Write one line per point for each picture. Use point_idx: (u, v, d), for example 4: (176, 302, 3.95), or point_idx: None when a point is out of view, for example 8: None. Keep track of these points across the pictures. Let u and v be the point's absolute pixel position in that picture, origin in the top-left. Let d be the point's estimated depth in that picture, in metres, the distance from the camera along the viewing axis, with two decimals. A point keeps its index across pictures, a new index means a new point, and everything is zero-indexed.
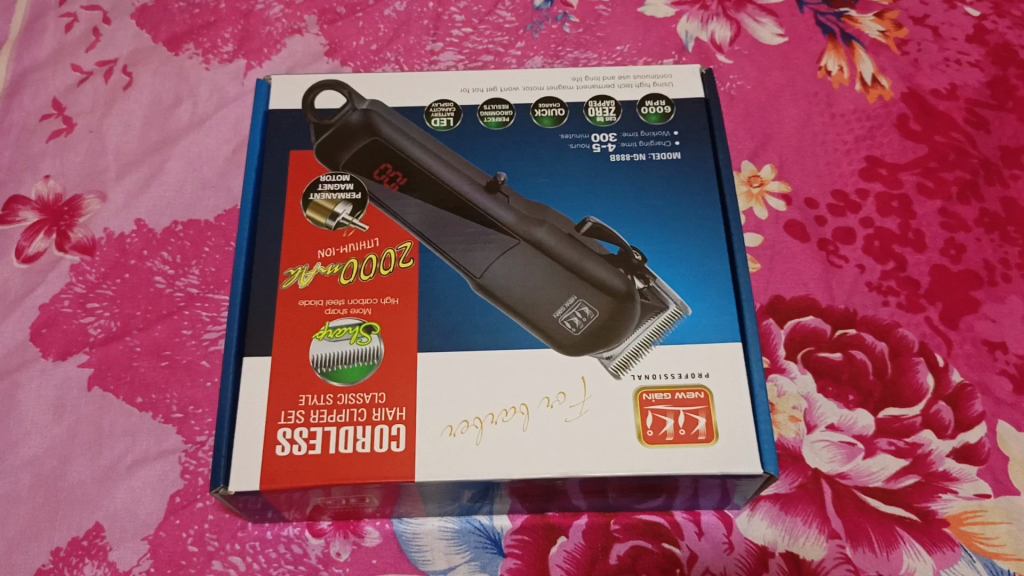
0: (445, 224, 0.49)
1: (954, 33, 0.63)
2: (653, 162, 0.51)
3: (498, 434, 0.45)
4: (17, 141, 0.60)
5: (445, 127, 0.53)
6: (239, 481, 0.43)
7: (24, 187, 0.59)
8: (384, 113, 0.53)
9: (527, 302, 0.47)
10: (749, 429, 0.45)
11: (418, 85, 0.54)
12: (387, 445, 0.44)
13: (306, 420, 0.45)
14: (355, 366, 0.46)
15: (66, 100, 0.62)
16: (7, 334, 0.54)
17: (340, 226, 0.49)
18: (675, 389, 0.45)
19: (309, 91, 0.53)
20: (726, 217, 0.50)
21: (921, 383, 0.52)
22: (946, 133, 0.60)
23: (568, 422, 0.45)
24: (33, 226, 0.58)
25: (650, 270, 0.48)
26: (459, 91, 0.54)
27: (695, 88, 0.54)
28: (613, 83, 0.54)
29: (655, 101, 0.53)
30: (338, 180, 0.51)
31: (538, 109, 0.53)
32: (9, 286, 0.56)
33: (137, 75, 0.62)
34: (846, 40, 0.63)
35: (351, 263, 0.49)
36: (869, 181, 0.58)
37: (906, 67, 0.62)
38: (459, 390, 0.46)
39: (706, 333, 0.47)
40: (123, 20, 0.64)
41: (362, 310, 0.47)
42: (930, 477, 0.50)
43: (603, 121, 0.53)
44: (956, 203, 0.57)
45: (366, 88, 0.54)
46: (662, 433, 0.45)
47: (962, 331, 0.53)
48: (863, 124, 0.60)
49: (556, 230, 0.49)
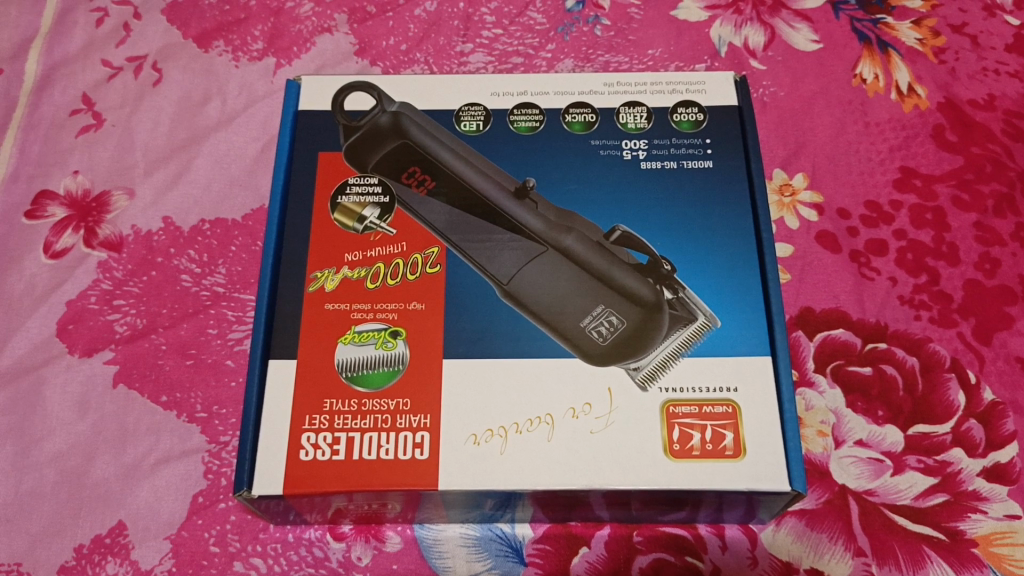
0: (473, 230, 0.49)
1: (993, 42, 0.62)
2: (684, 170, 0.51)
3: (522, 444, 0.44)
4: (46, 136, 0.61)
5: (475, 131, 0.52)
6: (263, 485, 0.43)
7: (53, 182, 0.59)
8: (414, 116, 0.53)
9: (554, 310, 0.47)
10: (777, 445, 0.44)
11: (448, 88, 0.54)
12: (411, 452, 0.44)
13: (329, 424, 0.45)
14: (380, 371, 0.46)
15: (95, 96, 0.62)
16: (34, 330, 0.54)
17: (367, 229, 0.49)
18: (702, 403, 0.45)
19: (338, 92, 0.53)
20: (757, 228, 0.49)
21: (952, 400, 0.51)
22: (983, 145, 0.59)
23: (593, 433, 0.45)
24: (61, 221, 0.58)
25: (679, 280, 0.48)
26: (490, 95, 0.53)
27: (729, 94, 0.53)
28: (645, 88, 0.53)
29: (687, 108, 0.53)
30: (365, 182, 0.50)
31: (568, 115, 0.53)
32: (37, 282, 0.56)
33: (166, 71, 0.62)
34: (882, 47, 0.62)
35: (378, 267, 0.48)
36: (903, 192, 0.57)
37: (943, 75, 0.61)
38: (484, 398, 0.45)
39: (735, 346, 0.46)
40: (153, 15, 0.64)
41: (387, 315, 0.47)
42: (959, 496, 0.49)
43: (634, 128, 0.52)
44: (992, 217, 0.56)
45: (396, 89, 0.54)
46: (688, 446, 0.44)
47: (995, 348, 0.53)
48: (898, 134, 0.59)
49: (585, 238, 0.48)
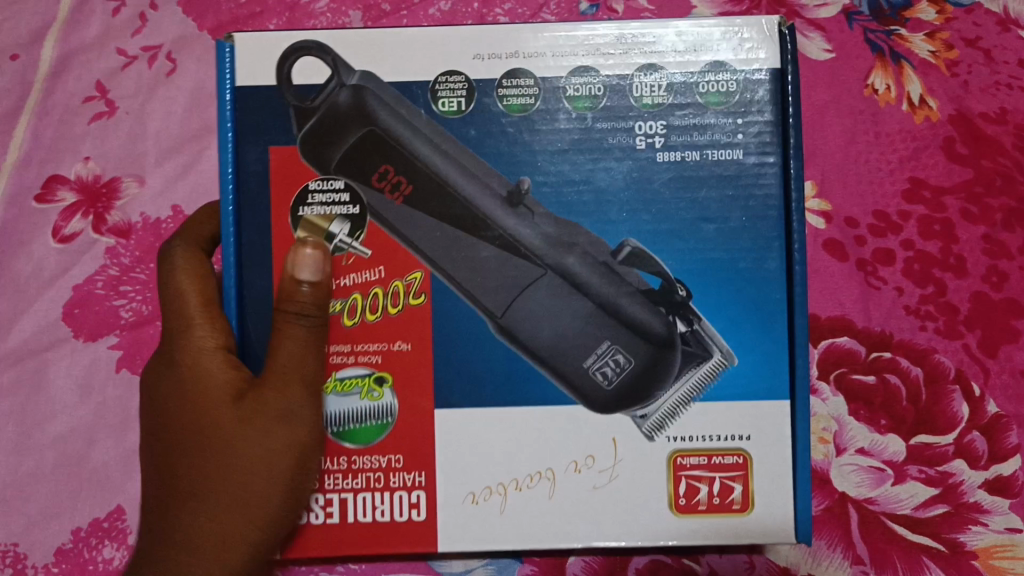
0: (460, 252, 0.45)
1: (1008, 56, 0.61)
2: (706, 162, 0.45)
3: (523, 500, 0.45)
4: (60, 121, 0.61)
5: (456, 112, 0.45)
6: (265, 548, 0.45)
7: (64, 167, 0.60)
8: (377, 88, 0.45)
9: (556, 351, 0.44)
10: (787, 501, 0.45)
11: (416, 48, 0.45)
12: (408, 512, 0.45)
13: (321, 487, 0.45)
14: (371, 425, 0.45)
15: (110, 84, 0.61)
16: (41, 312, 0.55)
17: (338, 250, 0.45)
18: (712, 453, 0.45)
19: (283, 59, 0.45)
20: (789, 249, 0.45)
21: (956, 411, 0.51)
22: (994, 158, 0.58)
23: (596, 489, 0.45)
24: (71, 206, 0.58)
25: (694, 307, 0.45)
26: (474, 57, 0.45)
27: (764, 54, 0.45)
28: (664, 47, 0.45)
29: (716, 73, 0.45)
30: (329, 185, 0.45)
31: (570, 88, 0.45)
32: (44, 265, 0.57)
33: (181, 63, 0.61)
34: (895, 59, 0.61)
35: (355, 299, 0.45)
36: (912, 204, 0.57)
37: (955, 88, 0.60)
38: (480, 459, 0.45)
39: (753, 388, 0.45)
40: (169, 5, 0.62)
41: (371, 359, 0.45)
42: (960, 508, 0.50)
43: (651, 104, 0.45)
44: (1000, 230, 0.56)
45: (347, 49, 0.45)
46: (694, 501, 0.46)
47: (1000, 360, 0.53)
48: (909, 145, 0.59)
49: (590, 258, 0.45)
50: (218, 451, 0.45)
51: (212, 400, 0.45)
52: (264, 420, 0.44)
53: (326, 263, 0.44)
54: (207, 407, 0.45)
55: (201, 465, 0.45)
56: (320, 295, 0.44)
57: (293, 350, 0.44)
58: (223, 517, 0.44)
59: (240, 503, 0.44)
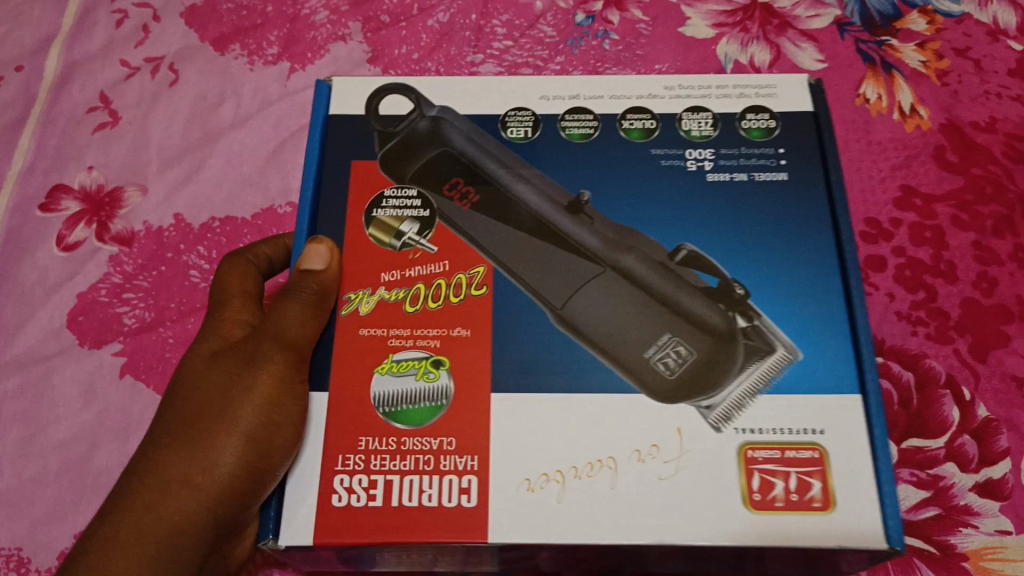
0: (519, 247, 0.46)
1: (996, 66, 0.63)
2: (754, 181, 0.48)
3: (583, 489, 0.41)
4: (63, 132, 0.62)
5: (523, 138, 0.50)
6: (290, 536, 0.41)
7: (68, 176, 0.61)
8: (456, 121, 0.51)
9: (614, 339, 0.44)
10: (869, 494, 0.41)
11: (493, 95, 0.51)
12: (457, 498, 0.41)
13: (366, 466, 0.42)
14: (424, 407, 0.44)
15: (113, 94, 0.63)
16: (45, 319, 0.56)
17: (406, 246, 0.47)
18: (786, 446, 0.42)
19: (373, 96, 0.51)
20: (844, 267, 0.46)
21: (946, 416, 0.52)
22: (984, 166, 0.59)
23: (662, 479, 0.41)
24: (75, 215, 0.59)
25: (752, 305, 0.45)
26: (540, 99, 0.51)
27: (803, 99, 0.50)
28: (710, 92, 0.51)
29: (757, 114, 0.50)
30: (403, 195, 0.48)
31: (625, 121, 0.50)
32: (49, 273, 0.57)
33: (182, 72, 0.64)
34: (886, 69, 0.63)
35: (418, 288, 0.46)
36: (903, 211, 0.58)
37: (945, 97, 0.62)
38: (544, 437, 0.43)
39: (815, 379, 0.43)
40: (172, 18, 0.66)
41: (429, 342, 0.45)
42: (951, 511, 0.50)
43: (699, 136, 0.50)
44: (991, 237, 0.57)
45: (435, 93, 0.51)
46: (770, 497, 0.41)
47: (991, 366, 0.53)
48: (900, 153, 0.60)
49: (645, 256, 0.46)
50: (198, 403, 0.45)
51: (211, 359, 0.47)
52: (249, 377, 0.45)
53: (335, 259, 0.46)
54: (187, 394, 0.45)
55: (178, 414, 0.45)
56: (324, 280, 0.45)
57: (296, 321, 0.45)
58: (174, 467, 0.43)
59: (195, 454, 0.43)
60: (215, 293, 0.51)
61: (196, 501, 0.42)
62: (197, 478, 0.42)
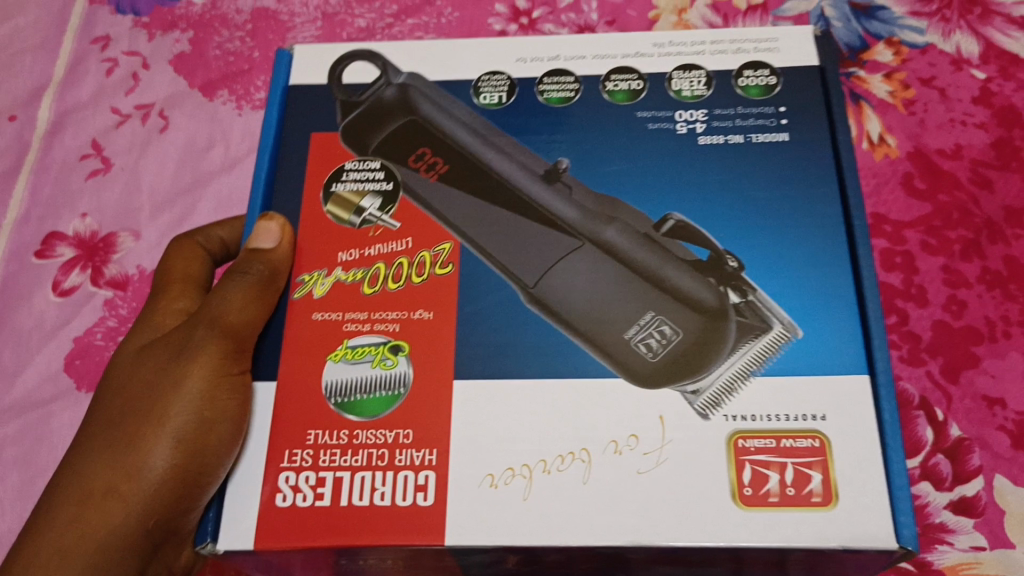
0: (489, 221, 0.47)
1: (961, 94, 0.65)
2: (753, 143, 0.48)
3: (551, 483, 0.41)
4: (57, 179, 0.64)
5: (496, 104, 0.51)
6: (229, 540, 0.41)
7: (62, 223, 0.62)
8: (421, 87, 0.52)
9: (594, 321, 0.44)
10: (879, 488, 0.40)
11: (469, 57, 0.53)
12: (413, 496, 0.42)
13: (313, 463, 0.43)
14: (379, 397, 0.44)
15: (104, 141, 0.65)
16: (43, 363, 0.57)
17: (365, 223, 0.48)
18: (784, 435, 0.41)
19: (337, 63, 0.52)
20: (854, 244, 0.46)
21: (921, 436, 0.54)
22: (951, 192, 0.61)
23: (641, 473, 0.41)
24: (69, 261, 0.61)
25: (747, 280, 0.45)
26: (516, 61, 0.52)
27: (803, 55, 0.51)
28: (704, 49, 0.52)
29: (757, 70, 0.51)
30: (364, 167, 0.49)
31: (609, 83, 0.51)
32: (45, 318, 0.59)
33: (172, 118, 0.65)
34: (854, 100, 0.65)
35: (378, 268, 0.47)
36: (874, 237, 0.60)
37: (912, 126, 0.64)
38: (508, 429, 0.43)
39: (823, 362, 0.43)
40: (161, 65, 0.68)
41: (387, 327, 0.45)
42: (927, 528, 0.51)
43: (691, 96, 0.50)
44: (959, 260, 0.59)
45: (403, 60, 0.53)
46: (763, 492, 0.40)
47: (962, 386, 0.55)
48: (869, 181, 0.62)
49: (628, 230, 0.46)
50: (135, 400, 0.47)
51: (153, 349, 0.50)
52: (183, 372, 0.47)
53: (287, 237, 0.47)
54: (134, 382, 0.48)
55: (115, 413, 0.48)
56: (273, 258, 0.46)
57: (236, 307, 0.46)
58: (108, 471, 0.46)
59: (127, 458, 0.46)
60: (160, 275, 0.56)
61: (130, 506, 0.46)
62: (133, 469, 0.45)
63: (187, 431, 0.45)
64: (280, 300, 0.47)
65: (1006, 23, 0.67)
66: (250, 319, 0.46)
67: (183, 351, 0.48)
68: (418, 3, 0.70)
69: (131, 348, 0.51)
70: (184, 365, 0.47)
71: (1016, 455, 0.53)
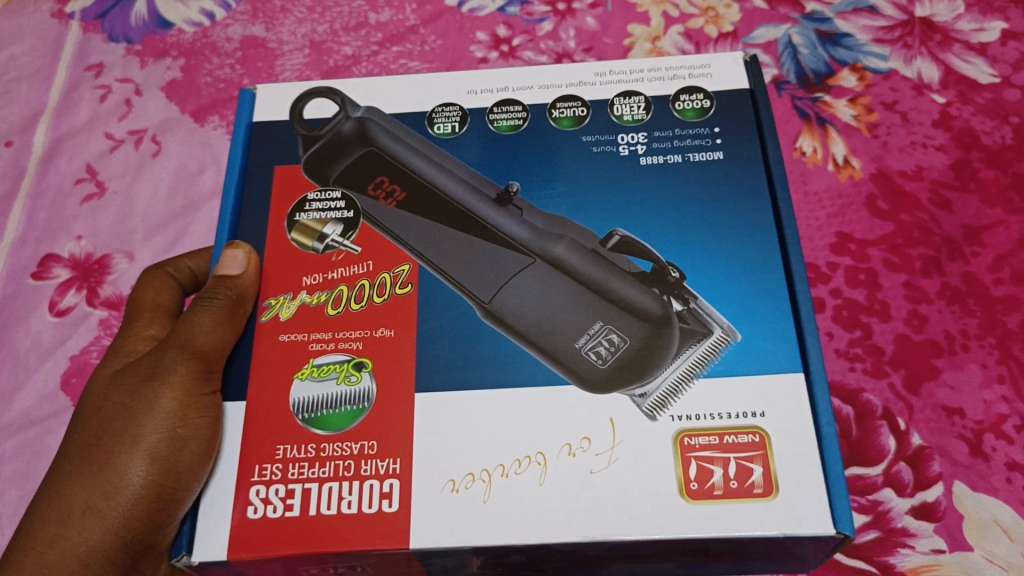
0: (448, 244, 0.52)
1: (922, 118, 0.68)
2: (689, 162, 0.54)
3: (508, 487, 0.45)
4: (52, 203, 0.66)
5: (450, 133, 0.56)
6: (204, 551, 0.45)
7: (58, 246, 0.64)
8: (379, 120, 0.56)
9: (545, 332, 0.49)
10: (816, 478, 0.45)
11: (425, 90, 0.58)
12: (378, 503, 0.45)
13: (283, 476, 0.46)
14: (345, 410, 0.48)
15: (99, 166, 0.67)
16: (40, 382, 0.59)
17: (329, 248, 0.52)
18: (725, 432, 0.46)
19: (299, 100, 0.57)
20: (785, 252, 0.51)
21: (884, 445, 0.56)
22: (912, 213, 0.64)
23: (593, 473, 0.46)
24: (65, 282, 0.63)
25: (689, 289, 0.50)
26: (467, 93, 0.57)
27: (734, 80, 0.56)
28: (642, 76, 0.57)
29: (692, 95, 0.56)
30: (326, 198, 0.54)
31: (556, 110, 0.56)
32: (42, 338, 0.61)
33: (164, 143, 0.68)
34: (820, 123, 0.68)
35: (341, 291, 0.51)
36: (839, 255, 0.63)
37: (876, 149, 0.67)
38: (465, 440, 0.47)
39: (760, 362, 0.47)
40: (153, 92, 0.70)
41: (351, 345, 0.49)
42: (890, 533, 0.54)
43: (632, 120, 0.56)
44: (920, 277, 0.62)
45: (361, 95, 0.58)
46: (709, 486, 0.45)
47: (923, 397, 0.58)
48: (835, 202, 0.65)
49: (576, 246, 0.51)
50: (108, 423, 0.50)
51: (124, 375, 0.52)
52: (156, 394, 0.50)
53: (252, 264, 0.51)
54: (104, 408, 0.51)
55: (90, 436, 0.50)
56: (240, 285, 0.50)
57: (205, 331, 0.50)
58: (87, 491, 0.49)
59: (103, 479, 0.48)
60: (131, 305, 0.59)
61: (107, 524, 0.48)
62: (109, 491, 0.48)
63: (161, 448, 0.48)
64: (249, 325, 0.51)
65: (965, 49, 0.71)
66: (220, 341, 0.49)
67: (153, 374, 0.51)
68: (401, 32, 0.73)
69: (103, 375, 0.53)
70: (156, 387, 0.50)
71: (974, 463, 0.55)
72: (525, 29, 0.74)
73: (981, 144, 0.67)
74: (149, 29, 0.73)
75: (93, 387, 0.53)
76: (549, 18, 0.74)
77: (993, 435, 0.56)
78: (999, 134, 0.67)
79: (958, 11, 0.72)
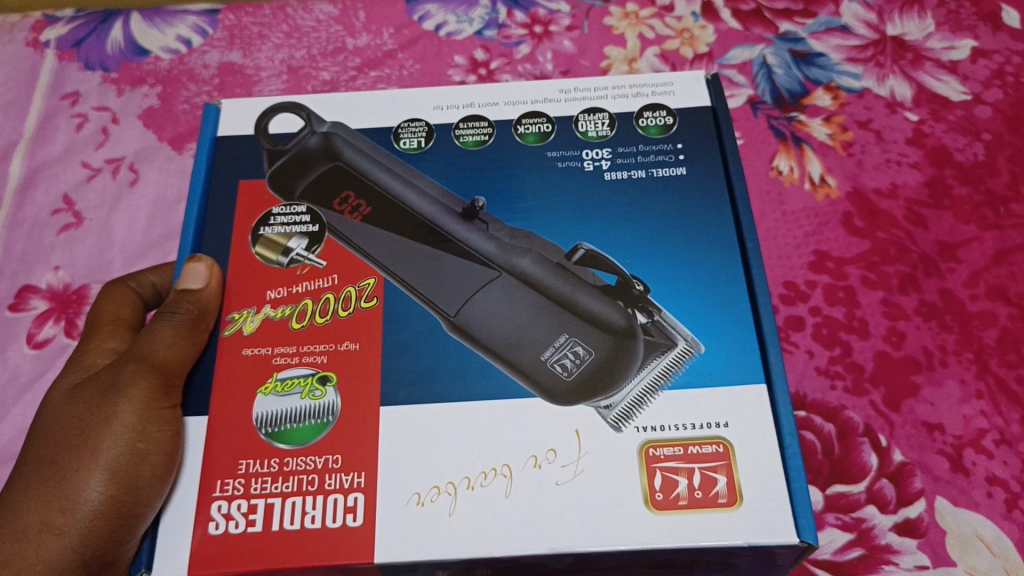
0: (414, 259, 0.52)
1: (896, 136, 0.69)
2: (652, 177, 0.54)
3: (474, 499, 0.45)
4: (29, 234, 0.66)
5: (416, 148, 0.56)
6: (164, 570, 0.44)
7: (35, 277, 0.64)
8: (344, 135, 0.57)
9: (511, 345, 0.49)
10: (781, 489, 0.45)
11: (391, 107, 0.58)
12: (343, 517, 0.45)
13: (245, 491, 0.46)
14: (309, 425, 0.48)
15: (76, 196, 0.67)
16: (19, 416, 0.58)
17: (294, 262, 0.52)
18: (688, 443, 0.46)
19: (264, 116, 0.57)
20: (748, 266, 0.51)
21: (865, 462, 0.57)
22: (888, 230, 0.65)
23: (559, 484, 0.46)
24: (43, 313, 0.62)
25: (653, 301, 0.50)
26: (434, 109, 0.58)
27: (698, 97, 0.57)
28: (607, 93, 0.58)
29: (655, 112, 0.57)
30: (291, 212, 0.54)
31: (520, 126, 0.57)
32: (20, 371, 0.60)
33: (142, 171, 0.68)
34: (796, 143, 0.69)
35: (306, 305, 0.51)
36: (817, 274, 0.63)
37: (850, 167, 0.68)
38: (431, 453, 0.46)
39: (723, 372, 0.48)
40: (130, 120, 0.70)
41: (316, 359, 0.49)
42: (874, 550, 0.54)
43: (596, 136, 0.56)
44: (897, 294, 0.62)
45: (326, 110, 0.58)
46: (673, 496, 0.45)
47: (903, 414, 0.58)
48: (812, 221, 0.66)
49: (542, 259, 0.51)
50: (64, 439, 0.49)
51: (81, 390, 0.52)
52: (115, 408, 0.50)
53: (214, 276, 0.51)
54: (60, 423, 0.51)
55: (46, 453, 0.50)
56: (203, 298, 0.50)
57: (166, 344, 0.50)
58: (42, 509, 0.48)
59: (59, 494, 0.48)
60: (92, 317, 0.58)
61: (63, 542, 0.47)
62: (66, 509, 0.47)
63: (120, 464, 0.48)
64: (211, 339, 0.50)
65: (936, 67, 0.72)
66: (182, 355, 0.49)
67: (111, 390, 0.51)
68: (379, 57, 0.73)
69: (61, 389, 0.53)
70: (115, 402, 0.50)
71: (955, 478, 0.56)
72: (503, 52, 0.74)
73: (954, 162, 0.68)
74: (125, 57, 0.73)
75: (47, 404, 0.53)
76: (526, 41, 0.74)
77: (972, 450, 0.57)
78: (972, 150, 0.68)
79: (928, 29, 0.73)
